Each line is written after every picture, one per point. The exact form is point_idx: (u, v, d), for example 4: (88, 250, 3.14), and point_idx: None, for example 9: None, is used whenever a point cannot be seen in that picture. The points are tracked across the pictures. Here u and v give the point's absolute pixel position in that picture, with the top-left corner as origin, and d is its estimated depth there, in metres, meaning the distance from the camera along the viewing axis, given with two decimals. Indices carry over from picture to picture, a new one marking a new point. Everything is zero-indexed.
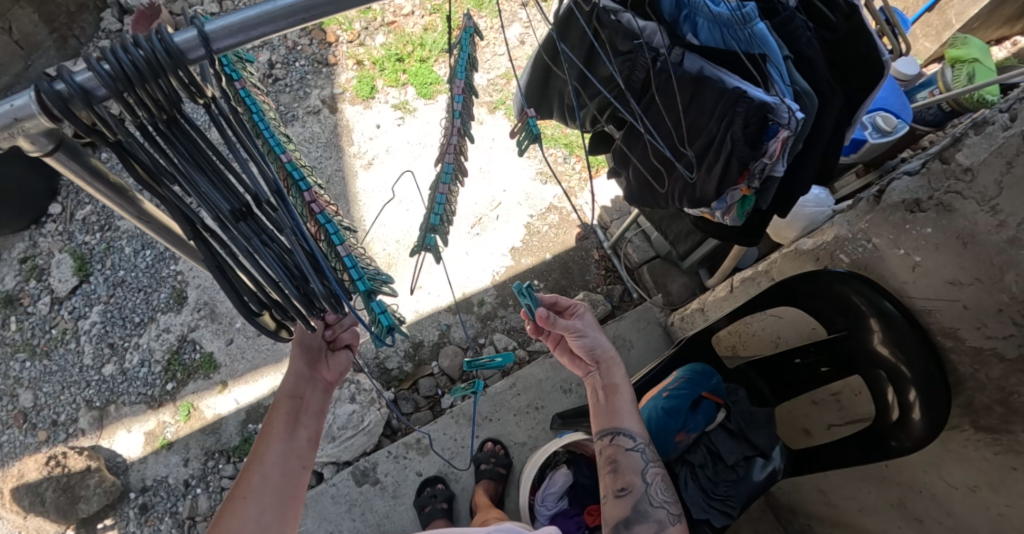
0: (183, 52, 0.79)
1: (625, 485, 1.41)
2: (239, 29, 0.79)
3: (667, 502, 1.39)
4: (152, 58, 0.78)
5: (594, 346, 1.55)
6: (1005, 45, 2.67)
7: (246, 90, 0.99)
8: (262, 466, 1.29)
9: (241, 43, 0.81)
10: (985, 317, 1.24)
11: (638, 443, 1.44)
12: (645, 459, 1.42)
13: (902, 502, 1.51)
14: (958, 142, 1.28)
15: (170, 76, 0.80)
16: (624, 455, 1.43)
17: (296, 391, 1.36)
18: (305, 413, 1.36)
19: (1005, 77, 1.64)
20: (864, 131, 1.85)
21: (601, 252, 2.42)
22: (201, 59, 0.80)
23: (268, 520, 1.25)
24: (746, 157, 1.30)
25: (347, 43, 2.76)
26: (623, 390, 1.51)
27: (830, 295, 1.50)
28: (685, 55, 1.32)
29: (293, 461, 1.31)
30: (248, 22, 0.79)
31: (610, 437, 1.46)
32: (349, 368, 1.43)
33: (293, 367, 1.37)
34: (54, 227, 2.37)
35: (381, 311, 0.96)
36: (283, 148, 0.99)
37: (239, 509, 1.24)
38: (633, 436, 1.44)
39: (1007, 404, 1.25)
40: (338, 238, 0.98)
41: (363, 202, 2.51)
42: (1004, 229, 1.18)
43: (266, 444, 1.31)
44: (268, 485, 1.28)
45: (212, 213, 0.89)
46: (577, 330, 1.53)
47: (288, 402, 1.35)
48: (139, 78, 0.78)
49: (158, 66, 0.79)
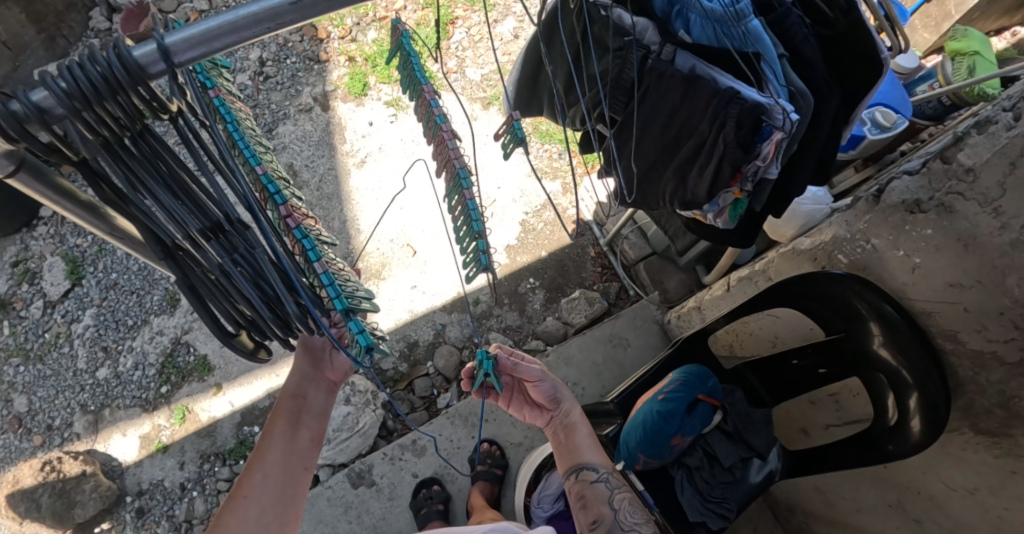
0: (142, 66, 0.78)
1: (596, 517, 1.41)
2: (200, 40, 0.78)
3: (638, 525, 1.38)
4: (109, 74, 0.77)
5: (552, 390, 1.53)
6: (1005, 35, 2.60)
7: (219, 98, 1.07)
8: (262, 466, 1.27)
9: (202, 55, 0.79)
10: (987, 319, 1.21)
11: (602, 475, 1.45)
12: (611, 488, 1.43)
13: (901, 503, 1.49)
14: (960, 142, 1.24)
15: (130, 93, 0.80)
16: (591, 488, 1.44)
17: (298, 389, 1.35)
18: (307, 413, 1.34)
19: (1008, 72, 1.60)
20: (863, 126, 1.81)
21: (597, 250, 2.40)
22: (162, 73, 0.79)
23: (269, 520, 1.24)
24: (738, 160, 1.26)
25: (339, 39, 2.71)
26: (580, 429, 1.53)
27: (828, 297, 1.47)
28: (677, 53, 1.28)
29: (294, 460, 1.30)
30: (208, 33, 0.77)
31: (575, 474, 1.46)
32: (353, 366, 1.41)
33: (296, 366, 1.36)
34: (46, 229, 2.35)
35: (359, 331, 0.98)
36: (259, 160, 1.06)
37: (239, 509, 1.23)
38: (597, 469, 1.46)
39: (1008, 408, 1.22)
40: (315, 255, 1.01)
41: (357, 201, 2.48)
42: (1007, 231, 1.15)
43: (267, 444, 1.29)
44: (269, 485, 1.26)
45: (182, 231, 0.92)
46: (535, 377, 1.51)
47: (289, 400, 1.33)
48: (97, 97, 0.78)
49: (117, 84, 0.78)
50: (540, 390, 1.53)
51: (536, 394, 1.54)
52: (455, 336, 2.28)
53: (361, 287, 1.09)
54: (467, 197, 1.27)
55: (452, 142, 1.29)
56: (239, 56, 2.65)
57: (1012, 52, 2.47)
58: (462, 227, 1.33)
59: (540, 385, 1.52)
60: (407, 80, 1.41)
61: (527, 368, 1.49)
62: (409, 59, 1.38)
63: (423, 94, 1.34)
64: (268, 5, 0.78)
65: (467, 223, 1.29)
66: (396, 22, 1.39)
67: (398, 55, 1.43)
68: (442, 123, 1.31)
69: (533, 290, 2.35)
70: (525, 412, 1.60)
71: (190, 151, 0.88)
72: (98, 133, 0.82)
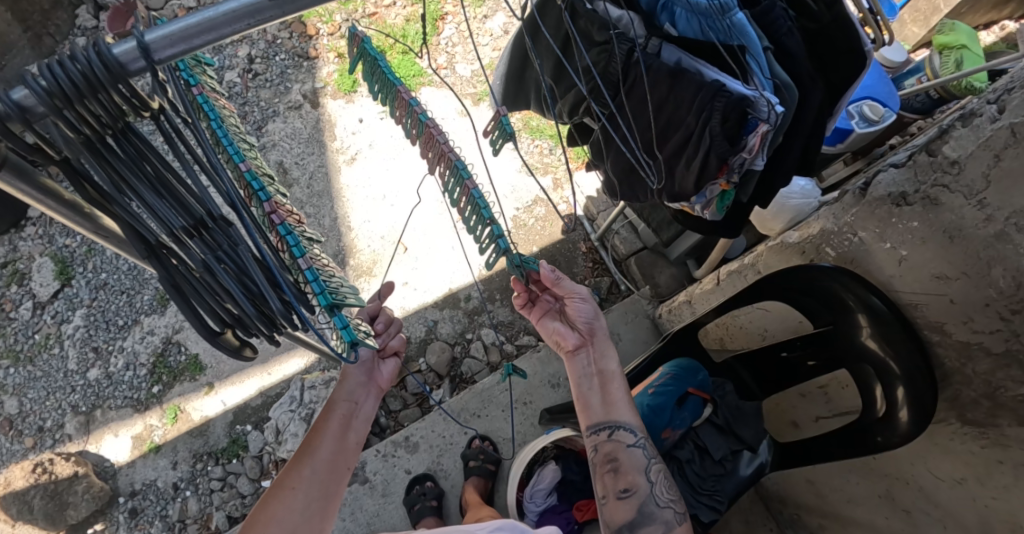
0: (122, 64, 0.78)
1: (628, 486, 1.39)
2: (181, 38, 0.78)
3: (673, 502, 1.37)
4: (88, 72, 0.77)
5: (589, 314, 1.53)
6: (994, 29, 2.60)
7: (203, 96, 1.08)
8: (312, 460, 1.28)
9: (183, 52, 0.79)
10: (972, 311, 1.21)
11: (638, 440, 1.42)
12: (646, 457, 1.41)
13: (890, 494, 1.50)
14: (945, 134, 1.25)
15: (111, 91, 0.80)
16: (625, 452, 1.41)
17: (351, 395, 1.38)
18: (357, 417, 1.37)
19: (993, 64, 1.72)
20: (850, 120, 1.82)
21: (588, 245, 2.42)
22: (142, 70, 0.79)
23: (312, 515, 1.23)
24: (725, 153, 1.24)
25: (328, 36, 2.71)
26: (616, 379, 1.49)
27: (817, 290, 1.47)
28: (663, 47, 1.29)
29: (342, 461, 1.31)
30: (188, 30, 0.77)
31: (610, 431, 1.43)
32: (394, 376, 1.48)
33: (351, 374, 1.39)
34: (34, 230, 2.34)
35: (343, 326, 1.02)
36: (242, 157, 1.07)
37: (287, 498, 1.22)
38: (634, 431, 1.42)
39: (994, 399, 1.23)
40: (299, 252, 1.03)
41: (348, 198, 2.48)
42: (992, 223, 1.15)
43: (317, 442, 1.31)
44: (317, 479, 1.27)
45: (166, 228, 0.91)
46: (578, 293, 1.50)
47: (343, 404, 1.36)
48: (77, 94, 0.78)
49: (97, 82, 0.78)
50: (581, 315, 1.52)
51: (573, 314, 1.53)
52: (447, 332, 2.28)
53: (346, 282, 1.12)
54: (471, 187, 1.27)
55: (442, 137, 1.30)
56: (228, 53, 2.63)
57: (1000, 47, 2.48)
58: (472, 219, 1.32)
59: (580, 305, 1.51)
60: (378, 84, 1.42)
61: (568, 284, 1.48)
62: (375, 64, 1.38)
63: (399, 96, 1.34)
64: (248, 2, 0.77)
65: (477, 213, 1.29)
66: (354, 29, 1.39)
67: (360, 65, 1.45)
68: (426, 120, 1.31)
69: None
70: (550, 335, 1.58)
71: (171, 148, 0.89)
72: (79, 132, 0.82)
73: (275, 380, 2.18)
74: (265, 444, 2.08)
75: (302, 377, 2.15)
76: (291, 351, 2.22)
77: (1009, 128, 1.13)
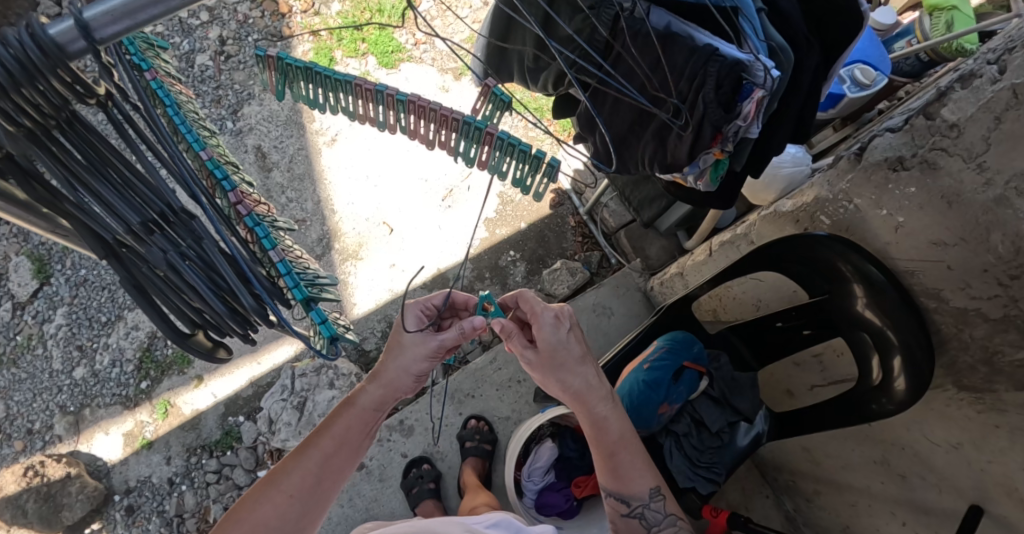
0: (61, 45, 0.72)
1: None
2: (124, 13, 0.69)
3: None
4: (24, 56, 0.71)
5: (561, 362, 1.25)
6: None
7: (157, 82, 1.01)
8: (315, 468, 1.18)
9: (129, 29, 0.71)
10: (970, 277, 1.18)
11: (636, 508, 1.29)
12: (649, 525, 1.28)
13: (886, 459, 1.49)
14: (943, 97, 1.20)
15: (51, 78, 0.75)
16: (623, 520, 1.30)
17: (377, 405, 1.24)
18: (375, 426, 1.26)
19: (984, 24, 1.67)
20: (841, 85, 1.78)
21: (577, 219, 2.39)
22: (83, 51, 0.73)
23: (304, 523, 1.16)
24: (719, 121, 1.15)
25: (302, 13, 2.58)
26: (620, 452, 1.28)
27: (812, 258, 1.41)
28: (652, 10, 1.23)
29: (347, 468, 1.22)
30: (131, 4, 0.69)
31: (619, 499, 1.30)
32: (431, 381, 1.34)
33: (384, 385, 1.24)
34: (6, 229, 2.26)
35: (321, 321, 1.00)
36: (203, 145, 1.03)
37: (281, 505, 1.15)
38: (627, 501, 1.29)
39: (992, 364, 1.20)
40: (269, 243, 1.01)
41: (330, 180, 2.41)
42: (991, 187, 1.11)
43: (326, 445, 1.21)
44: (319, 489, 1.18)
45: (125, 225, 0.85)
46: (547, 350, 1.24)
47: (366, 412, 1.23)
48: (14, 83, 0.72)
49: (34, 68, 0.73)
50: (562, 383, 1.26)
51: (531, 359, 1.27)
52: None
53: (323, 274, 1.10)
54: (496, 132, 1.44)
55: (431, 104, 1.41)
56: (198, 35, 2.53)
57: (990, 6, 2.40)
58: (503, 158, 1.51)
59: (559, 377, 1.26)
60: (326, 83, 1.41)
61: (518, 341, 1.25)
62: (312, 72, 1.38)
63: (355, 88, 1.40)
64: None
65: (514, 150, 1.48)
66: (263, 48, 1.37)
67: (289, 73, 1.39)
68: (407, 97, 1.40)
69: (514, 263, 2.35)
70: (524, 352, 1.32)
71: (121, 136, 0.84)
72: (20, 123, 0.77)
73: (266, 370, 2.16)
74: (259, 434, 2.07)
75: (292, 365, 2.13)
76: (280, 340, 2.20)
77: (1011, 90, 1.07)
